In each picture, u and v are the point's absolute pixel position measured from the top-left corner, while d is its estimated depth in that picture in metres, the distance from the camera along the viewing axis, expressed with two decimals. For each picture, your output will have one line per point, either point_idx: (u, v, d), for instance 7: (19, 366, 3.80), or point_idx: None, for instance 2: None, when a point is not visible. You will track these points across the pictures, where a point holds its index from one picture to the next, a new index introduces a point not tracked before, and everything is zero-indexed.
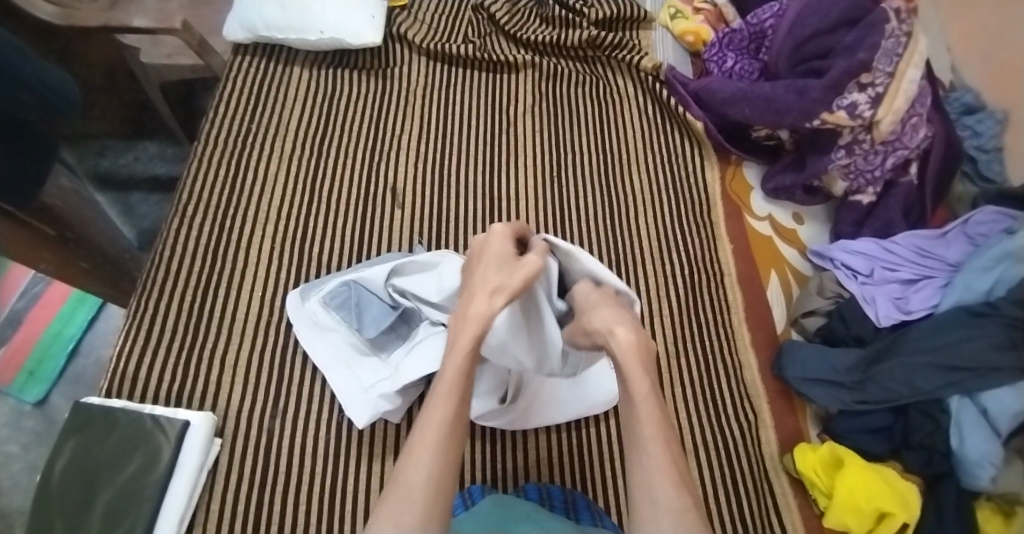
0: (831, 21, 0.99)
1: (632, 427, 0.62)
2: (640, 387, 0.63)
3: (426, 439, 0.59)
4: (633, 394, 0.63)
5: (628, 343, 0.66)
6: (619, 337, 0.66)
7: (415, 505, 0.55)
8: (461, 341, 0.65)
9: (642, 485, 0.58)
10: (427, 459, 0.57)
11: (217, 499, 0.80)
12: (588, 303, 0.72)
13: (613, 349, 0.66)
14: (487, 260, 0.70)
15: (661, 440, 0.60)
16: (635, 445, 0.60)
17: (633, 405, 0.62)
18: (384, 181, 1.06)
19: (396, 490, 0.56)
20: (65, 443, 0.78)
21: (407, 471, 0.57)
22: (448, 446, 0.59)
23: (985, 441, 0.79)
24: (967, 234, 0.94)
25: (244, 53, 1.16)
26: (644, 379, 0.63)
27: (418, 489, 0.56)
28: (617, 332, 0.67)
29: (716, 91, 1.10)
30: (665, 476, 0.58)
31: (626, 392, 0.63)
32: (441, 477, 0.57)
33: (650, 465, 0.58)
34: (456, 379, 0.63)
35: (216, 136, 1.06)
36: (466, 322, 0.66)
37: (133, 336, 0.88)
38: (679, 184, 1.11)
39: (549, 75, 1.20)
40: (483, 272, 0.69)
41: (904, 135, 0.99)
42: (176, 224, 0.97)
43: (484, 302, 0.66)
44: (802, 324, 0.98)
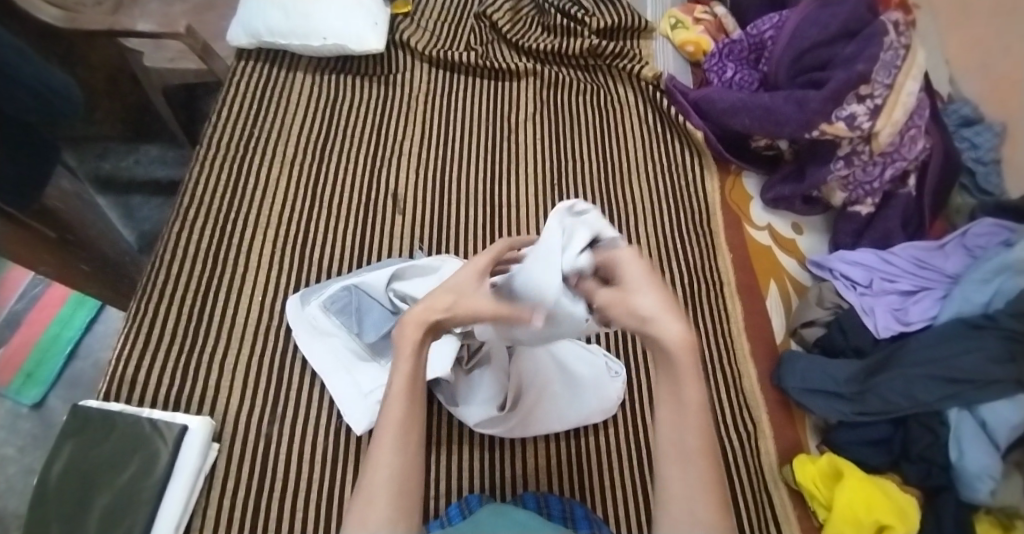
0: (830, 33, 1.00)
1: (671, 435, 0.51)
2: (688, 392, 0.50)
3: (385, 441, 0.54)
4: (681, 399, 0.50)
5: (682, 340, 0.48)
6: (670, 330, 0.48)
7: (379, 507, 0.51)
8: (406, 343, 0.56)
9: (674, 498, 0.51)
10: (388, 458, 0.53)
11: (215, 505, 0.79)
12: (631, 277, 0.51)
13: (659, 343, 0.49)
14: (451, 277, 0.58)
15: (705, 453, 0.51)
16: (671, 453, 0.51)
17: (681, 412, 0.50)
18: (385, 186, 1.06)
19: (361, 494, 0.53)
20: (63, 447, 0.78)
21: (370, 472, 0.53)
22: (405, 441, 0.55)
23: (984, 454, 0.78)
24: (966, 246, 0.95)
25: (247, 58, 1.16)
26: (696, 382, 0.50)
27: (380, 489, 0.52)
28: (669, 324, 0.48)
29: (716, 101, 1.11)
30: (706, 496, 0.50)
31: (670, 392, 0.51)
32: (404, 475, 0.53)
33: (689, 480, 0.50)
34: (407, 379, 0.56)
35: (218, 141, 1.06)
36: (406, 330, 0.56)
37: (132, 340, 0.88)
38: (679, 193, 1.12)
39: (550, 84, 1.21)
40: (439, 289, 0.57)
41: (903, 147, 0.99)
42: (177, 228, 0.97)
43: (422, 314, 0.55)
44: (802, 334, 0.98)
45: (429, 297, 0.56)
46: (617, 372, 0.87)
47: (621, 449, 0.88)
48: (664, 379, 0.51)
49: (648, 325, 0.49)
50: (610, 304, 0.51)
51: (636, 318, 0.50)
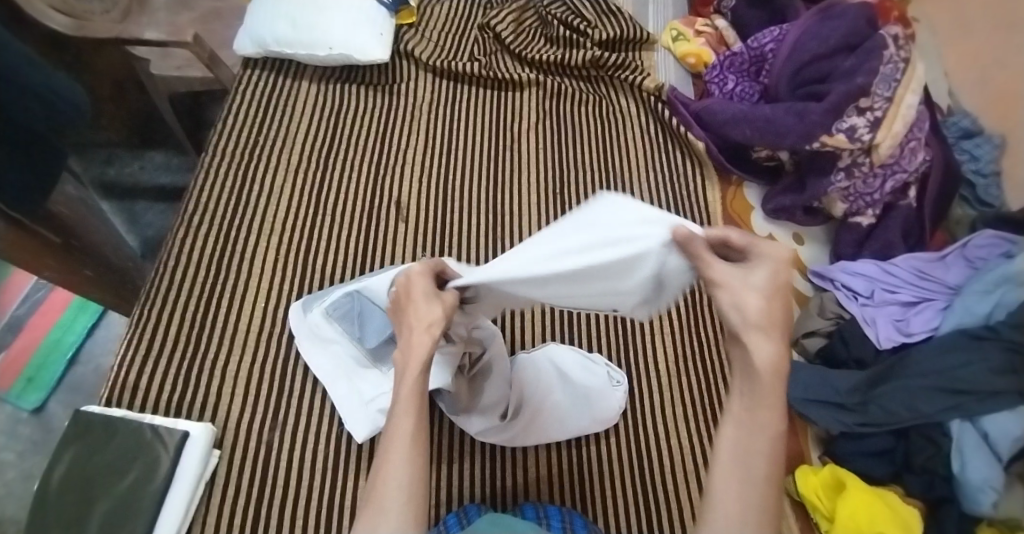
0: (831, 46, 1.01)
1: (736, 452, 0.47)
2: (766, 413, 0.46)
3: (393, 451, 0.52)
4: (759, 421, 0.46)
5: (773, 360, 0.46)
6: (762, 350, 0.46)
7: (388, 519, 0.49)
8: (411, 359, 0.56)
9: (726, 521, 0.45)
10: (399, 469, 0.51)
11: (215, 512, 0.79)
12: (757, 276, 0.48)
13: (750, 345, 0.47)
14: (415, 302, 0.58)
15: (769, 483, 0.46)
16: (732, 469, 0.46)
17: (754, 430, 0.46)
18: (389, 195, 1.07)
19: (369, 505, 0.50)
20: (63, 451, 0.78)
21: (378, 483, 0.51)
22: (415, 452, 0.53)
23: (986, 465, 0.78)
24: (966, 258, 0.95)
25: (254, 68, 1.17)
26: (777, 407, 0.46)
27: (389, 500, 0.50)
28: (765, 342, 0.46)
29: (718, 112, 1.12)
30: (763, 526, 0.45)
31: (746, 409, 0.47)
32: (415, 488, 0.51)
33: (748, 506, 0.45)
34: (412, 393, 0.55)
35: (223, 149, 1.07)
36: (410, 350, 0.56)
37: (135, 345, 0.88)
38: (681, 203, 1.12)
39: (552, 94, 1.22)
40: (415, 304, 0.58)
41: (903, 159, 1.00)
42: (181, 235, 0.98)
43: (424, 333, 0.56)
44: (802, 344, 0.98)
45: (421, 315, 0.57)
46: (619, 382, 0.89)
47: (623, 458, 0.88)
48: (741, 394, 0.48)
49: (745, 333, 0.47)
50: (722, 284, 0.49)
51: (737, 317, 0.48)
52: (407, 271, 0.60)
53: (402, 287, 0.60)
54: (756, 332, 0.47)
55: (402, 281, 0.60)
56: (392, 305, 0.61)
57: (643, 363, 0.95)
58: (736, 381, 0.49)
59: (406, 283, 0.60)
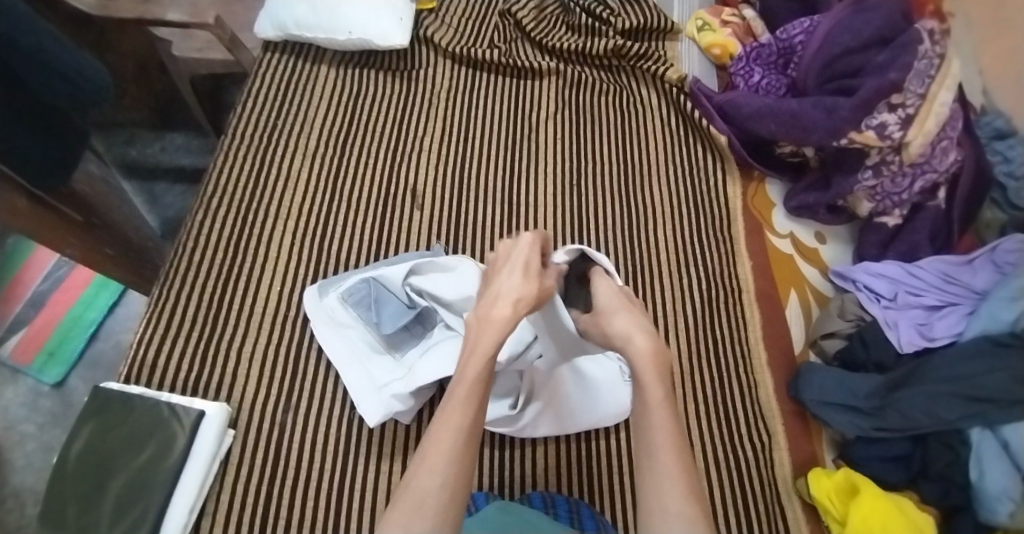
0: (863, 39, 0.98)
1: (643, 432, 0.58)
2: (654, 389, 0.60)
3: (441, 445, 0.53)
4: (648, 401, 0.59)
5: (648, 350, 0.63)
6: (639, 343, 0.64)
7: (427, 514, 0.49)
8: (479, 344, 0.60)
9: (649, 489, 0.54)
10: (442, 465, 0.52)
11: (227, 490, 0.80)
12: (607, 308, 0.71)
13: (629, 353, 0.64)
14: (508, 266, 0.67)
15: (673, 443, 0.56)
16: (645, 445, 0.57)
17: (647, 411, 0.59)
18: (405, 181, 1.06)
19: (407, 496, 0.51)
20: (81, 429, 0.79)
21: (419, 476, 0.52)
22: (464, 452, 0.54)
23: (1004, 475, 0.76)
24: (994, 262, 0.90)
25: (274, 51, 1.17)
26: (657, 385, 0.60)
27: (430, 495, 0.50)
28: (640, 340, 0.64)
29: (743, 106, 1.10)
30: (680, 482, 0.54)
31: (639, 396, 0.60)
32: (456, 486, 0.52)
33: (661, 467, 0.55)
34: (474, 384, 0.58)
35: (243, 131, 1.07)
36: (483, 327, 0.61)
37: (153, 324, 0.89)
38: (701, 197, 1.11)
39: (573, 83, 1.20)
40: (506, 278, 0.65)
41: (934, 158, 0.96)
42: (200, 216, 0.98)
43: (507, 309, 0.62)
44: (821, 345, 0.96)
45: (513, 289, 0.64)
46: None
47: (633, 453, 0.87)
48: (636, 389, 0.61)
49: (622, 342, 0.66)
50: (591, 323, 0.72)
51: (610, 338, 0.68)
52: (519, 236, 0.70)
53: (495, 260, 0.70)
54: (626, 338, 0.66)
55: (507, 245, 0.70)
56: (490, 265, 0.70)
57: None
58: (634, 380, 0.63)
59: (507, 251, 0.69)
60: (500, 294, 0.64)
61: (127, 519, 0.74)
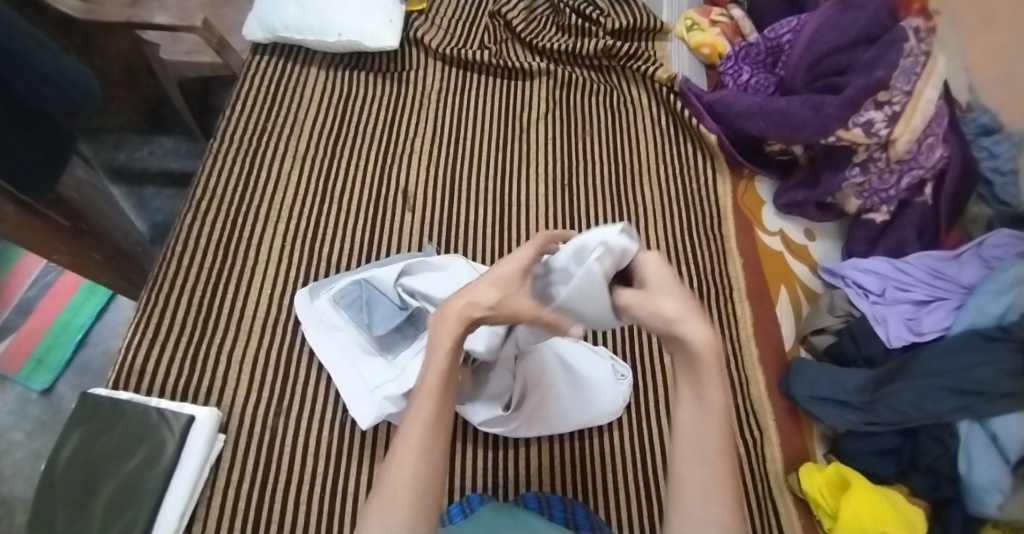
0: (850, 37, 0.99)
1: (691, 433, 0.50)
2: (711, 390, 0.50)
3: (410, 439, 0.53)
4: (704, 398, 0.50)
5: (710, 339, 0.50)
6: (699, 333, 0.50)
7: (401, 506, 0.50)
8: (441, 339, 0.56)
9: (690, 499, 0.49)
10: (412, 458, 0.52)
11: (219, 495, 0.80)
12: (654, 282, 0.54)
13: (686, 342, 0.50)
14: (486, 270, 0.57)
15: (724, 454, 0.50)
16: (688, 449, 0.50)
17: (701, 411, 0.50)
18: (396, 182, 1.06)
19: (383, 490, 0.51)
20: (70, 435, 0.79)
21: (393, 470, 0.52)
22: (434, 444, 0.53)
23: (993, 467, 0.77)
24: (981, 257, 0.92)
25: (263, 53, 1.17)
26: (719, 384, 0.50)
27: (403, 488, 0.51)
28: (698, 326, 0.50)
29: (732, 104, 1.10)
30: (723, 494, 0.49)
31: (691, 389, 0.51)
32: (429, 476, 0.52)
33: (708, 481, 0.49)
34: (439, 380, 0.55)
35: (232, 133, 1.07)
36: (445, 322, 0.56)
37: (142, 329, 0.88)
38: (691, 195, 1.11)
39: (563, 83, 1.20)
40: (485, 284, 0.56)
41: (920, 155, 0.98)
42: (189, 220, 0.98)
43: (466, 310, 0.55)
44: (812, 341, 0.97)
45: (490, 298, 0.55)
46: (623, 374, 0.87)
47: (626, 451, 0.87)
48: (685, 380, 0.52)
49: (674, 331, 0.51)
50: (634, 304, 0.53)
51: (660, 323, 0.52)
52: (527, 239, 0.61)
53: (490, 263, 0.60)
54: (687, 323, 0.50)
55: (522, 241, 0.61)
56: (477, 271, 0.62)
57: (650, 357, 0.94)
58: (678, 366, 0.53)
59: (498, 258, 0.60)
60: (477, 298, 0.55)
61: (118, 525, 0.74)
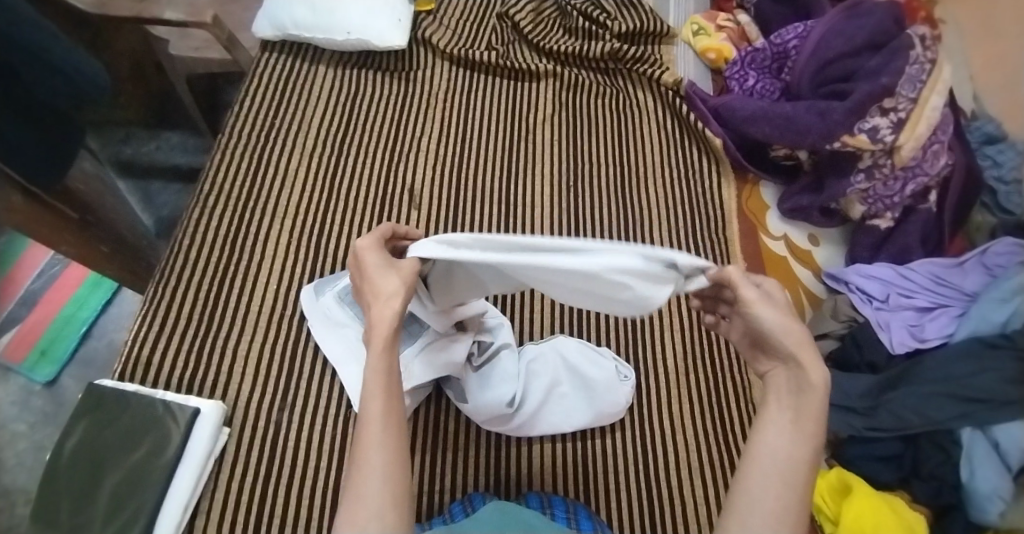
0: (855, 44, 0.99)
1: (778, 455, 0.49)
2: (810, 424, 0.50)
3: (368, 431, 0.52)
4: (802, 426, 0.50)
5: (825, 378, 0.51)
6: (817, 369, 0.51)
7: (367, 498, 0.49)
8: (377, 333, 0.56)
9: (761, 512, 0.47)
10: (376, 458, 0.50)
11: (223, 488, 0.80)
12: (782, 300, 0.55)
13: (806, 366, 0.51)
14: (366, 271, 0.60)
15: (805, 488, 0.48)
16: (770, 467, 0.49)
17: (796, 434, 0.50)
18: (402, 181, 1.07)
19: (349, 490, 0.50)
20: (75, 426, 0.79)
21: (356, 476, 0.50)
22: (392, 437, 0.52)
23: (995, 475, 0.77)
24: (985, 265, 0.92)
25: (271, 51, 1.17)
26: (817, 418, 0.50)
27: (369, 479, 0.50)
28: (816, 362, 0.52)
29: (737, 109, 1.11)
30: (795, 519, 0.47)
31: (789, 415, 0.51)
32: (394, 464, 0.51)
33: (784, 506, 0.47)
34: (384, 372, 0.55)
35: (239, 129, 1.08)
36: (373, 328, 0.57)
37: (149, 321, 0.89)
38: (694, 198, 1.11)
39: (570, 85, 1.21)
40: (381, 278, 0.59)
41: (925, 162, 0.98)
42: (196, 215, 0.98)
43: (390, 307, 0.57)
44: (814, 347, 0.97)
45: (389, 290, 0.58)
46: (626, 376, 0.87)
47: (628, 453, 0.87)
48: (783, 406, 0.52)
49: (793, 351, 0.52)
50: (760, 304, 0.54)
51: (782, 336, 0.53)
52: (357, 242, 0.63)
53: (357, 267, 0.62)
54: (805, 352, 0.52)
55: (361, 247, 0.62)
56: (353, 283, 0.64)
57: (653, 358, 0.94)
58: (777, 393, 0.53)
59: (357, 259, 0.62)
60: (380, 297, 0.58)
61: (121, 515, 0.74)
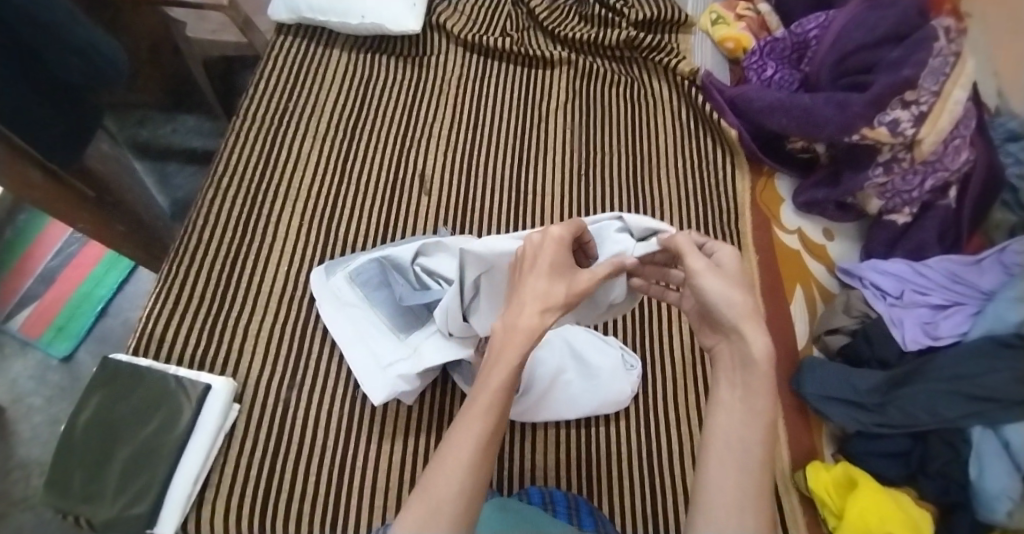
0: (878, 35, 0.97)
1: (732, 438, 0.48)
2: (759, 400, 0.49)
3: (465, 447, 0.48)
4: (754, 407, 0.49)
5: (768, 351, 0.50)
6: (757, 338, 0.50)
7: (442, 521, 0.46)
8: (514, 338, 0.50)
9: (723, 505, 0.46)
10: (460, 472, 0.47)
11: (231, 464, 0.81)
12: (732, 270, 0.55)
13: (747, 339, 0.50)
14: (537, 266, 0.53)
15: (764, 467, 0.47)
16: (729, 452, 0.48)
17: (748, 417, 0.49)
18: (413, 166, 1.07)
19: (425, 496, 0.47)
20: (89, 398, 0.80)
21: (438, 481, 0.47)
22: (483, 461, 0.48)
23: (1006, 474, 0.76)
24: (1003, 263, 0.90)
25: (286, 34, 1.18)
26: (769, 393, 0.49)
27: (446, 500, 0.46)
28: (758, 332, 0.50)
29: (754, 99, 1.09)
30: (757, 507, 0.46)
31: (740, 395, 0.50)
32: (475, 492, 0.48)
33: (744, 491, 0.46)
34: (497, 396, 0.49)
35: (254, 111, 1.08)
36: (511, 335, 0.50)
37: (162, 300, 0.90)
38: (709, 190, 1.11)
39: (585, 73, 1.20)
40: (535, 277, 0.52)
41: (946, 157, 0.96)
42: (210, 195, 0.99)
43: (535, 317, 0.50)
44: (825, 341, 0.96)
45: (538, 292, 0.51)
46: (633, 365, 0.87)
47: (633, 440, 0.87)
48: (734, 384, 0.51)
49: (738, 325, 0.51)
50: (705, 273, 0.55)
51: (729, 311, 0.52)
52: (546, 229, 0.55)
53: (531, 248, 0.54)
54: (748, 323, 0.51)
55: (534, 239, 0.55)
56: (512, 264, 0.56)
57: (659, 349, 0.94)
58: (728, 374, 0.52)
59: (536, 245, 0.54)
60: (525, 298, 0.51)
61: (132, 487, 0.76)
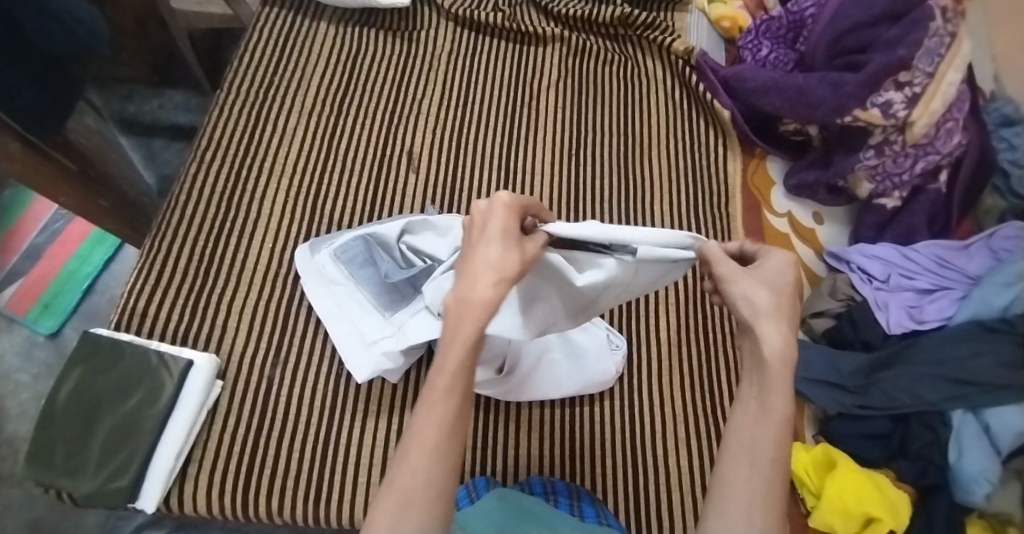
0: (874, 14, 0.92)
1: (743, 438, 0.48)
2: (774, 400, 0.48)
3: (427, 438, 0.46)
4: (767, 406, 0.48)
5: (782, 349, 0.49)
6: (772, 337, 0.49)
7: (413, 515, 0.45)
8: (469, 314, 0.47)
9: (732, 503, 0.46)
10: (427, 461, 0.46)
11: (216, 439, 0.82)
12: (764, 272, 0.53)
13: (761, 339, 0.49)
14: (489, 238, 0.49)
15: (776, 468, 0.47)
16: (741, 451, 0.48)
17: (762, 418, 0.49)
18: (401, 143, 1.06)
19: (392, 487, 0.45)
20: (71, 372, 0.79)
21: (404, 473, 0.46)
22: (450, 446, 0.47)
23: (984, 458, 0.77)
24: (991, 249, 0.91)
25: (273, 5, 1.16)
26: (784, 393, 0.48)
27: (418, 493, 0.45)
28: (773, 331, 0.49)
29: (748, 80, 1.09)
30: (768, 507, 0.46)
31: (755, 396, 0.50)
32: (445, 479, 0.46)
33: (754, 491, 0.46)
34: (456, 374, 0.47)
35: (239, 84, 1.06)
36: (467, 311, 0.47)
37: (144, 276, 0.89)
38: (699, 170, 1.10)
39: (577, 51, 1.18)
40: (486, 245, 0.49)
41: (937, 140, 0.94)
42: (193, 169, 0.98)
43: (490, 288, 0.47)
44: (810, 324, 0.95)
45: (490, 263, 0.48)
46: (617, 346, 0.87)
47: (617, 420, 0.88)
48: (751, 385, 0.51)
49: (756, 324, 0.50)
50: (735, 278, 0.53)
51: (749, 310, 0.51)
52: (496, 199, 0.51)
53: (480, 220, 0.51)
54: (764, 321, 0.50)
55: (480, 207, 0.52)
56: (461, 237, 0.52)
57: (644, 330, 0.94)
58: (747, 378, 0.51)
59: (485, 215, 0.51)
60: (476, 271, 0.48)
61: (112, 463, 0.75)
